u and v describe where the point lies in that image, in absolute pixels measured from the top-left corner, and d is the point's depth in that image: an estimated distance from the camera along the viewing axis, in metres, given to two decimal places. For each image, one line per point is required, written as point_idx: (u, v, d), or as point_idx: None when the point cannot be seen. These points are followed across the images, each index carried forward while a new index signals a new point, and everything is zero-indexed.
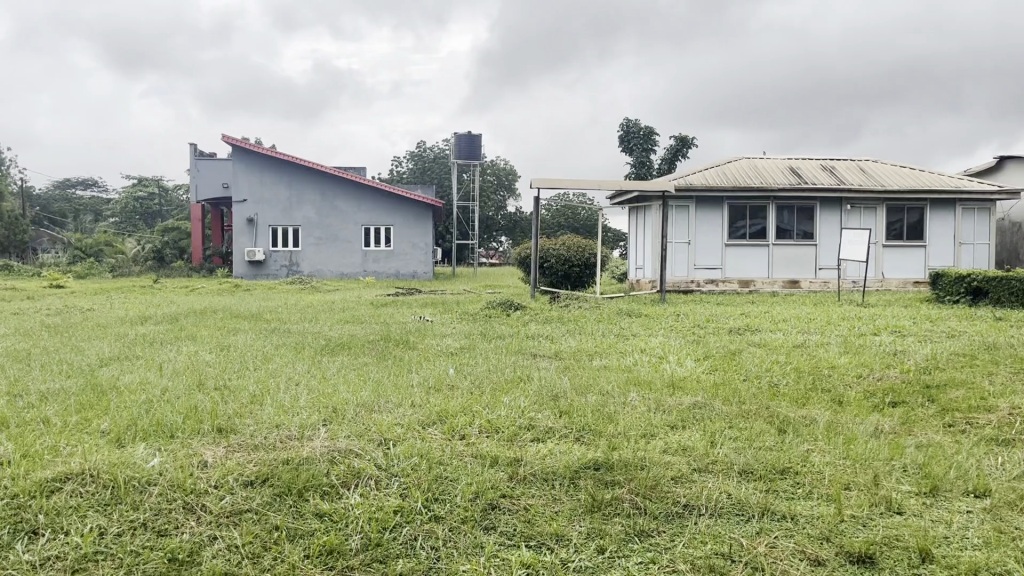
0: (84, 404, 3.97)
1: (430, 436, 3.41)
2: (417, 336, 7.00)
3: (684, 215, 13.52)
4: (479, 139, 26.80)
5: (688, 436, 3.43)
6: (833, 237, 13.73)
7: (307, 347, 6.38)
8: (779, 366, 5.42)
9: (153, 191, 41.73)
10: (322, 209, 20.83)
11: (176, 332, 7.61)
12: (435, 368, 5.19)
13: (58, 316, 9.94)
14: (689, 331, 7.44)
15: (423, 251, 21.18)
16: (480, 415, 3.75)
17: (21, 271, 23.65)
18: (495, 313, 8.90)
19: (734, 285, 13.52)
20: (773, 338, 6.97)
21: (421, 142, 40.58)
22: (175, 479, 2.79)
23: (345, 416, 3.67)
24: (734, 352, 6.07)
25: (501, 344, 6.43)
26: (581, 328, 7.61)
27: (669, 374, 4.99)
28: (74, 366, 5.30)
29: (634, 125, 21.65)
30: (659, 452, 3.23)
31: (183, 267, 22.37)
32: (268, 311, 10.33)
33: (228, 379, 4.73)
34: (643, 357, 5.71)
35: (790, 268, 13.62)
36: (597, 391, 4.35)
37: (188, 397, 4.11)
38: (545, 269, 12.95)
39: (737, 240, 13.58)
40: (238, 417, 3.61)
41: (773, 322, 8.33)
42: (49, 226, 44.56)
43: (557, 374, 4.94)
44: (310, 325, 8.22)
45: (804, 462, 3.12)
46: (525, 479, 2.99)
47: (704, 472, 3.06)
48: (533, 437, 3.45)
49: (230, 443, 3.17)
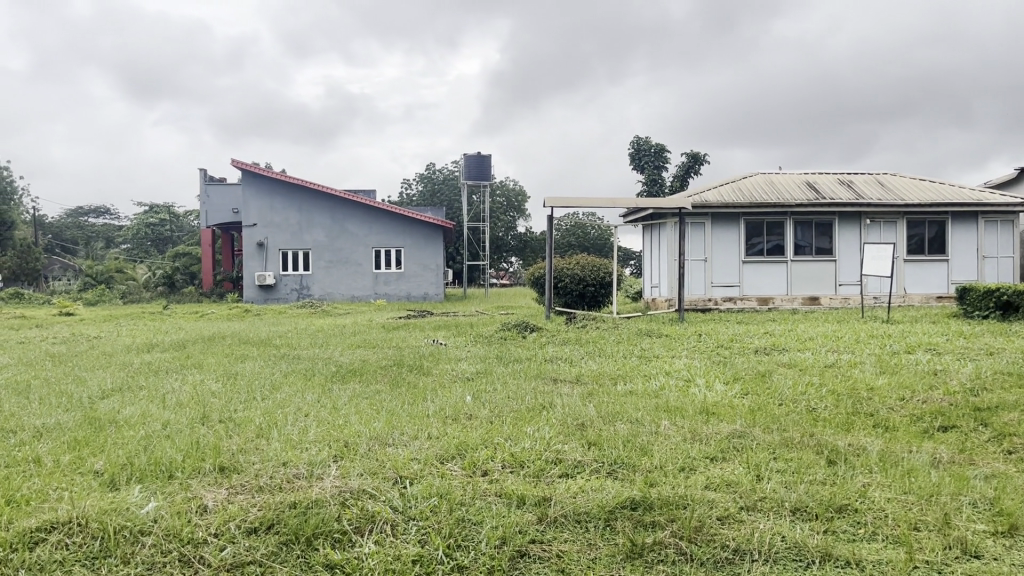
0: (80, 442, 3.71)
1: (450, 473, 3.14)
2: (431, 361, 6.73)
3: (700, 232, 13.24)
4: (489, 160, 26.63)
5: (731, 469, 3.16)
6: (853, 253, 13.41)
7: (317, 374, 6.12)
8: (814, 389, 5.12)
9: (164, 218, 41.77)
10: (332, 232, 20.67)
11: (183, 360, 7.37)
12: (452, 396, 4.91)
13: (63, 345, 9.72)
14: (714, 352, 7.14)
15: (435, 273, 20.97)
16: (503, 448, 3.47)
17: (31, 299, 23.55)
18: (511, 336, 8.63)
19: (753, 303, 13.21)
20: (803, 358, 6.65)
21: (430, 165, 40.53)
22: (171, 528, 2.52)
23: (357, 452, 3.39)
24: (764, 374, 5.78)
25: (520, 368, 6.16)
26: (601, 349, 7.34)
27: (699, 399, 4.70)
28: (73, 399, 5.04)
29: (645, 143, 21.48)
30: (700, 488, 2.95)
31: (193, 292, 22.25)
32: (278, 336, 10.10)
33: (234, 411, 4.46)
34: (670, 380, 5.44)
35: (809, 284, 13.30)
36: (626, 419, 4.07)
37: (190, 432, 3.85)
38: (559, 289, 12.68)
39: (755, 257, 13.28)
40: (242, 454, 3.34)
41: (801, 341, 8.02)
42: (61, 254, 44.74)
43: (581, 401, 4.65)
44: (321, 351, 7.98)
45: (865, 499, 2.83)
46: (556, 523, 2.71)
47: (753, 512, 2.77)
48: (561, 472, 3.18)
49: (232, 485, 2.90)
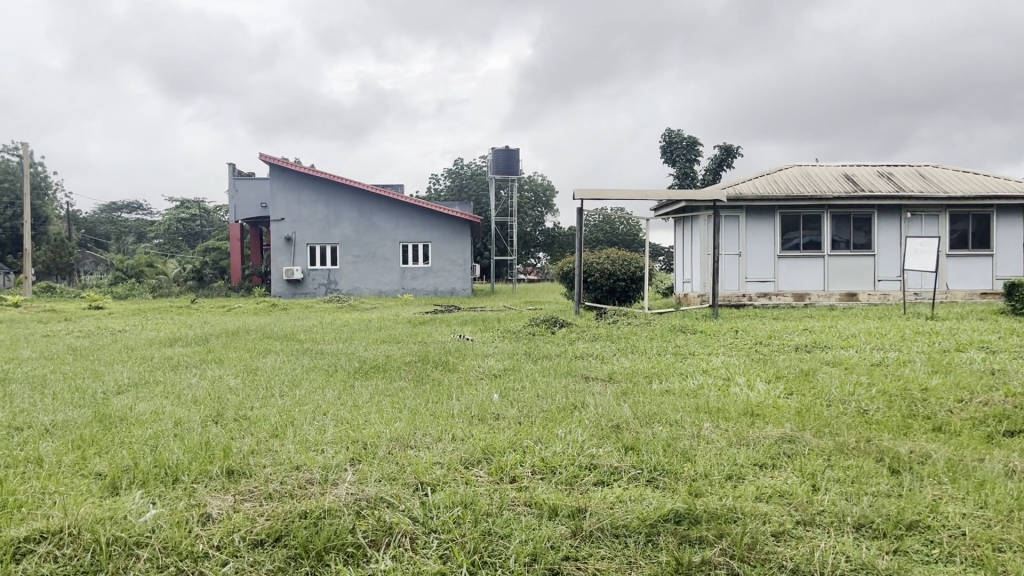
0: (86, 440, 3.52)
1: (475, 479, 2.90)
2: (457, 357, 6.49)
3: (734, 225, 12.88)
4: (516, 154, 26.34)
5: (784, 478, 2.87)
6: (892, 247, 12.95)
7: (340, 370, 5.92)
8: (864, 389, 4.80)
9: (196, 213, 42.06)
10: (360, 227, 20.54)
11: (205, 354, 7.22)
12: (478, 394, 4.66)
13: (88, 338, 9.64)
14: (751, 349, 6.85)
15: (462, 267, 20.76)
16: (533, 452, 3.22)
17: (63, 293, 23.69)
18: (539, 331, 8.38)
19: (788, 298, 12.82)
20: (847, 355, 6.32)
21: (458, 160, 40.39)
22: (168, 540, 2.30)
23: (376, 455, 3.15)
24: (808, 373, 5.45)
25: (549, 365, 5.91)
26: (633, 346, 7.05)
27: (742, 400, 4.41)
28: (87, 395, 4.88)
29: (677, 135, 21.06)
30: (750, 499, 2.68)
31: (221, 287, 22.24)
32: (303, 331, 9.94)
33: (250, 409, 4.25)
34: (709, 379, 5.15)
35: (848, 279, 12.88)
36: (664, 421, 3.80)
37: (203, 432, 3.65)
38: (589, 284, 12.40)
39: (791, 251, 12.89)
40: (253, 456, 3.12)
41: (843, 338, 7.67)
42: (94, 249, 45.36)
43: (614, 400, 4.38)
44: (345, 345, 7.78)
45: (938, 515, 2.54)
46: (592, 537, 2.45)
47: (812, 527, 2.49)
48: (597, 479, 2.92)
49: (239, 491, 2.67)
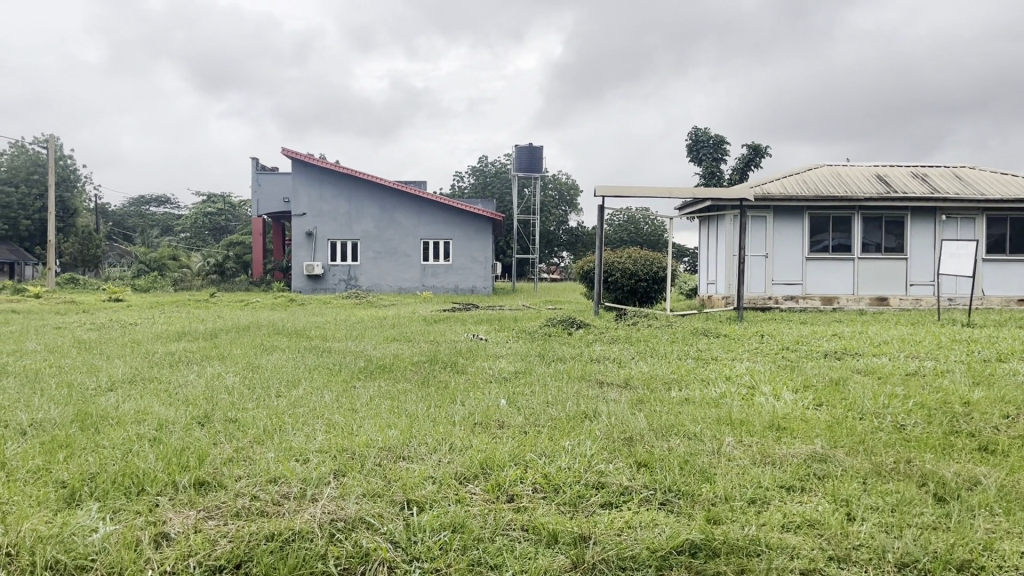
0: (59, 443, 3.28)
1: (468, 498, 2.61)
2: (467, 358, 6.21)
3: (761, 226, 12.48)
4: (540, 152, 26.00)
5: (815, 505, 2.56)
6: (926, 251, 12.50)
7: (344, 369, 5.67)
8: (899, 401, 4.46)
9: (222, 208, 42.13)
10: (381, 223, 20.35)
11: (210, 350, 7.01)
12: (484, 399, 4.38)
13: (97, 331, 9.45)
14: (778, 355, 6.50)
15: (483, 266, 20.47)
16: (536, 467, 2.92)
17: (86, 285, 23.75)
18: (556, 332, 8.09)
19: (816, 302, 12.42)
20: (880, 364, 5.95)
21: (483, 157, 40.16)
22: (117, 563, 2.05)
23: (364, 467, 2.87)
24: (839, 382, 5.11)
25: (562, 368, 5.63)
26: (653, 349, 6.72)
27: (767, 411, 4.08)
28: (75, 391, 4.66)
29: (704, 134, 20.66)
30: (776, 529, 2.37)
31: (241, 282, 22.15)
32: (316, 327, 9.73)
33: (240, 411, 4.00)
34: (733, 387, 4.82)
35: (878, 283, 12.44)
36: (682, 434, 3.49)
37: (187, 435, 3.42)
38: (610, 284, 12.08)
39: (819, 254, 12.47)
40: (228, 466, 2.85)
41: (875, 345, 7.29)
42: (120, 241, 45.73)
43: (628, 408, 4.08)
44: (355, 343, 7.52)
45: (994, 554, 2.22)
46: (593, 571, 2.15)
47: (845, 565, 2.18)
48: (604, 501, 2.63)
49: (206, 507, 2.41)
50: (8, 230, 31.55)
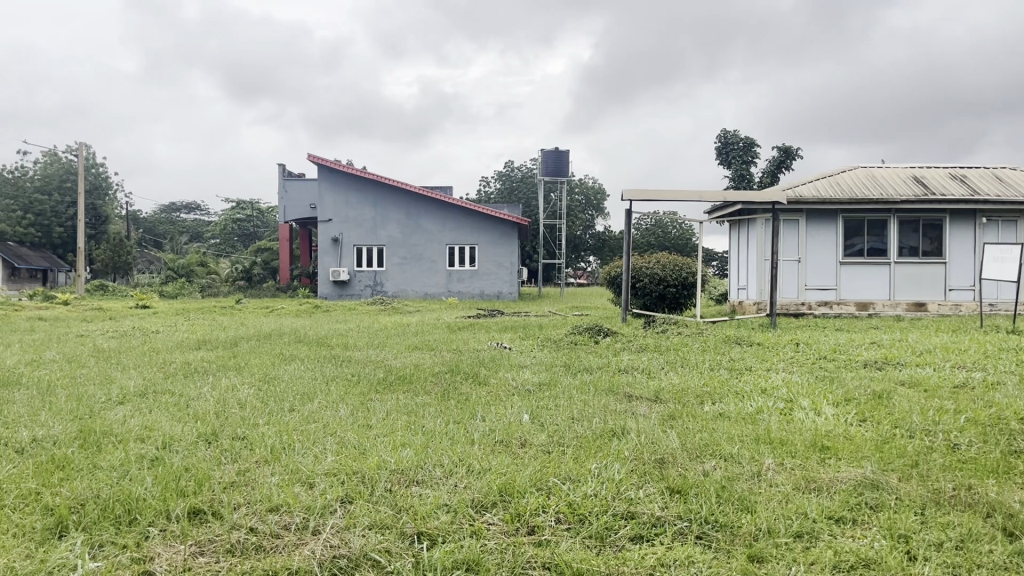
0: (56, 463, 3.11)
1: (485, 530, 2.39)
2: (491, 368, 5.99)
3: (794, 229, 12.15)
4: (567, 156, 25.75)
5: (869, 541, 2.30)
6: (966, 255, 12.06)
7: (363, 380, 5.48)
8: (950, 417, 4.16)
9: (251, 214, 42.36)
10: (406, 228, 20.24)
11: (228, 359, 6.88)
12: (506, 414, 4.15)
13: (118, 339, 9.37)
14: (814, 365, 6.20)
15: (509, 271, 20.25)
16: (560, 494, 2.69)
17: (116, 292, 23.88)
18: (582, 340, 7.84)
19: (851, 308, 12.05)
20: (925, 375, 5.63)
21: (509, 162, 40.00)
22: None
23: (373, 494, 2.66)
24: (883, 395, 4.82)
25: (589, 379, 5.38)
26: (684, 359, 6.46)
27: (807, 428, 3.82)
28: (84, 405, 4.50)
29: (733, 136, 20.31)
30: (828, 570, 2.12)
31: (268, 288, 22.14)
32: (338, 334, 9.59)
33: (250, 427, 3.82)
34: (770, 402, 4.55)
35: (915, 288, 12.04)
36: (717, 455, 3.25)
37: (191, 455, 3.23)
38: (638, 289, 11.81)
39: (854, 258, 12.11)
40: (227, 492, 2.65)
41: (917, 354, 6.95)
42: (151, 248, 46.17)
43: (658, 425, 3.84)
44: (376, 352, 7.33)
45: None
46: None
47: None
48: (634, 534, 2.39)
49: (198, 541, 2.21)
50: (42, 237, 31.94)
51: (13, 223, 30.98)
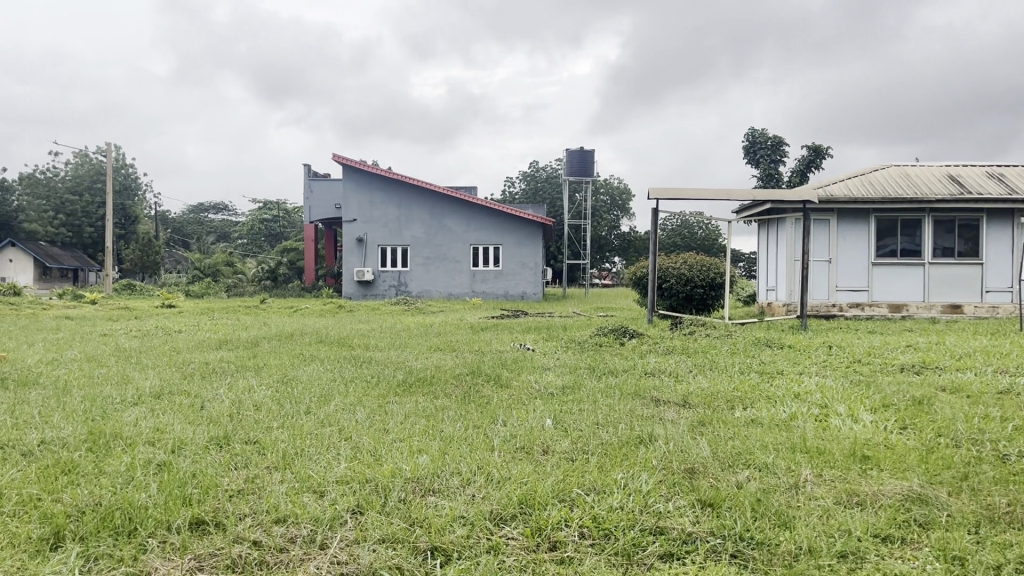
0: (61, 467, 3.01)
1: (504, 545, 2.24)
2: (512, 370, 5.84)
3: (825, 229, 11.89)
4: (592, 155, 25.51)
5: (921, 563, 2.11)
6: (1004, 256, 11.68)
7: (382, 382, 5.35)
8: (996, 425, 3.93)
9: (278, 215, 42.55)
10: (431, 228, 20.15)
11: (247, 360, 6.76)
12: (528, 419, 3.99)
13: (140, 339, 9.33)
14: (847, 369, 5.97)
15: (534, 271, 20.03)
16: (584, 506, 2.53)
17: (143, 291, 24.02)
18: (607, 342, 7.65)
19: (883, 310, 11.77)
20: (965, 380, 5.39)
21: (534, 163, 39.80)
22: None
23: (385, 504, 2.51)
24: (922, 401, 4.59)
25: (614, 382, 5.21)
26: (712, 363, 6.25)
27: (845, 436, 3.62)
28: (98, 407, 4.41)
29: (761, 135, 19.99)
30: None
31: (293, 287, 22.15)
32: (361, 334, 9.47)
33: (264, 431, 3.69)
34: (804, 407, 4.35)
35: (951, 290, 11.71)
36: (750, 464, 3.07)
37: (200, 460, 3.11)
38: (664, 289, 11.60)
39: (886, 258, 11.81)
40: (233, 500, 2.53)
41: (954, 358, 6.69)
42: (179, 248, 46.57)
43: (688, 432, 3.67)
44: (396, 353, 7.20)
45: None
46: None
47: None
48: (664, 552, 2.22)
49: (197, 556, 2.07)
50: (73, 236, 32.30)
51: (44, 223, 31.39)
